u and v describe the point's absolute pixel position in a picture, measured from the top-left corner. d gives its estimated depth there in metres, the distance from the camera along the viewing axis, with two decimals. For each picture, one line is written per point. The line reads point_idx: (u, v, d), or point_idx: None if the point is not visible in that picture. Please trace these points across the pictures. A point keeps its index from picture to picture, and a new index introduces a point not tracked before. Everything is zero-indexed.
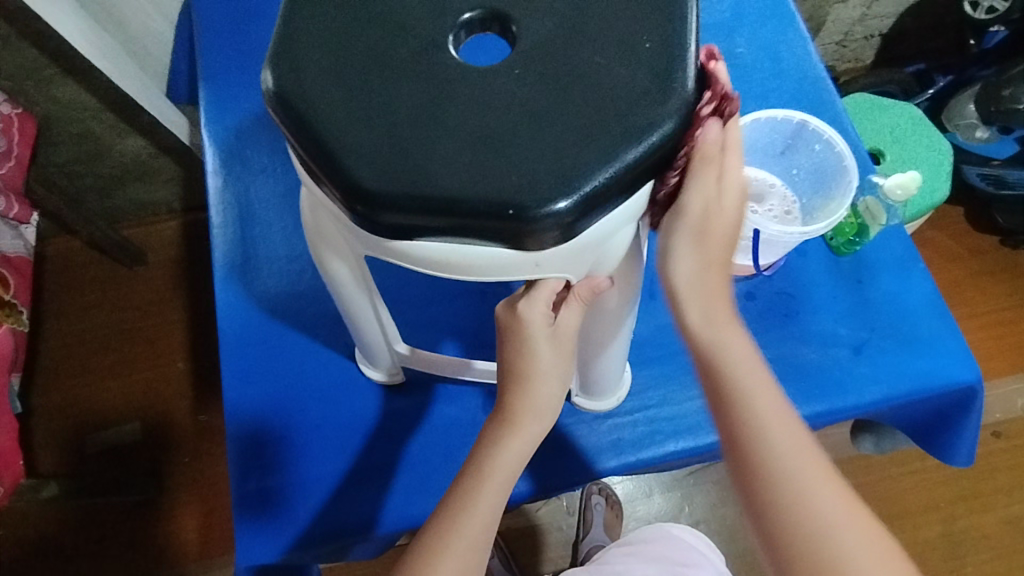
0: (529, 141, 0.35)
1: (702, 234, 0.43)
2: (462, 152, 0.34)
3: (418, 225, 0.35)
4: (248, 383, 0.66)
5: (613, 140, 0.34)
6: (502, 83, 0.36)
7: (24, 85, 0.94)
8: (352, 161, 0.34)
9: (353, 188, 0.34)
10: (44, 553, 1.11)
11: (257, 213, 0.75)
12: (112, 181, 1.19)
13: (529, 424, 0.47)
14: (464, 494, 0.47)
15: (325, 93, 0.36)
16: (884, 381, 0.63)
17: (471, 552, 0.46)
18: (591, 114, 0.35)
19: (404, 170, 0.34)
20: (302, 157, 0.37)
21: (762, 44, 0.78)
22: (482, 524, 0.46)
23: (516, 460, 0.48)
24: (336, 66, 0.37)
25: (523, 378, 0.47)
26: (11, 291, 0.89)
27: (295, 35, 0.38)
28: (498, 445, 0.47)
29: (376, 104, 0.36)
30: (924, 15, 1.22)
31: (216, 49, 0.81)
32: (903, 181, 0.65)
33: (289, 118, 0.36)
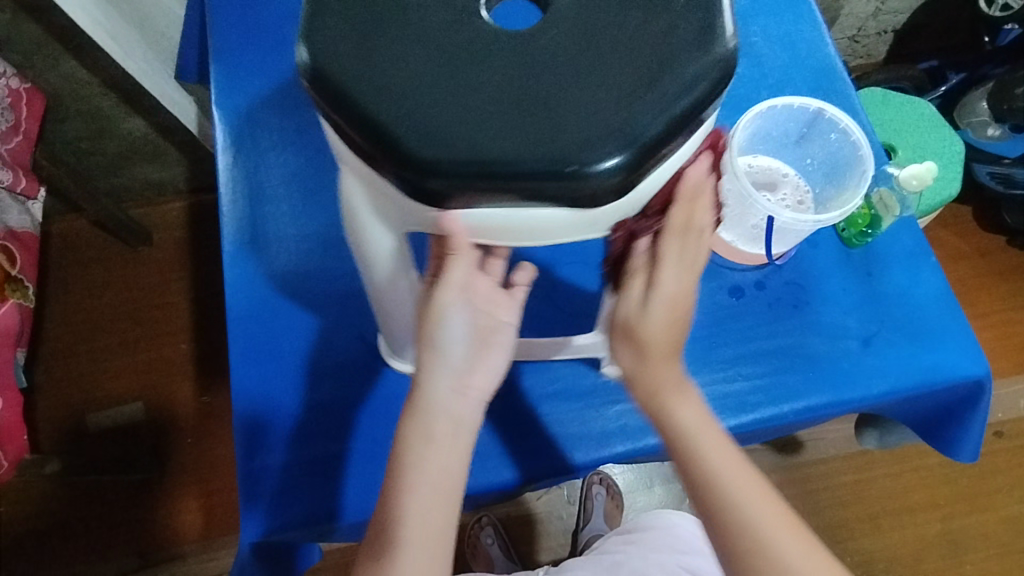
0: (576, 103, 0.34)
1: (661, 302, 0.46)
2: (509, 116, 0.34)
3: (460, 192, 0.34)
4: (254, 362, 0.66)
5: (657, 98, 0.35)
6: (535, 52, 0.36)
7: (33, 59, 0.94)
8: (398, 132, 0.34)
9: (391, 157, 0.34)
10: (45, 530, 1.11)
11: (266, 192, 0.74)
12: (117, 160, 1.19)
13: (435, 413, 0.44)
14: (395, 503, 0.45)
15: (355, 63, 0.36)
16: (892, 375, 0.62)
17: (421, 556, 0.44)
18: (625, 80, 0.35)
19: (453, 136, 0.34)
20: (336, 128, 0.37)
21: (778, 32, 0.77)
22: (425, 533, 0.45)
23: (431, 462, 0.45)
24: (369, 38, 0.37)
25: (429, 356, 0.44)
26: (18, 266, 0.89)
27: (322, 8, 0.38)
28: (415, 450, 0.45)
29: (409, 73, 0.35)
30: (937, 11, 1.21)
31: (225, 27, 0.81)
32: (919, 172, 0.65)
33: (321, 90, 0.36)
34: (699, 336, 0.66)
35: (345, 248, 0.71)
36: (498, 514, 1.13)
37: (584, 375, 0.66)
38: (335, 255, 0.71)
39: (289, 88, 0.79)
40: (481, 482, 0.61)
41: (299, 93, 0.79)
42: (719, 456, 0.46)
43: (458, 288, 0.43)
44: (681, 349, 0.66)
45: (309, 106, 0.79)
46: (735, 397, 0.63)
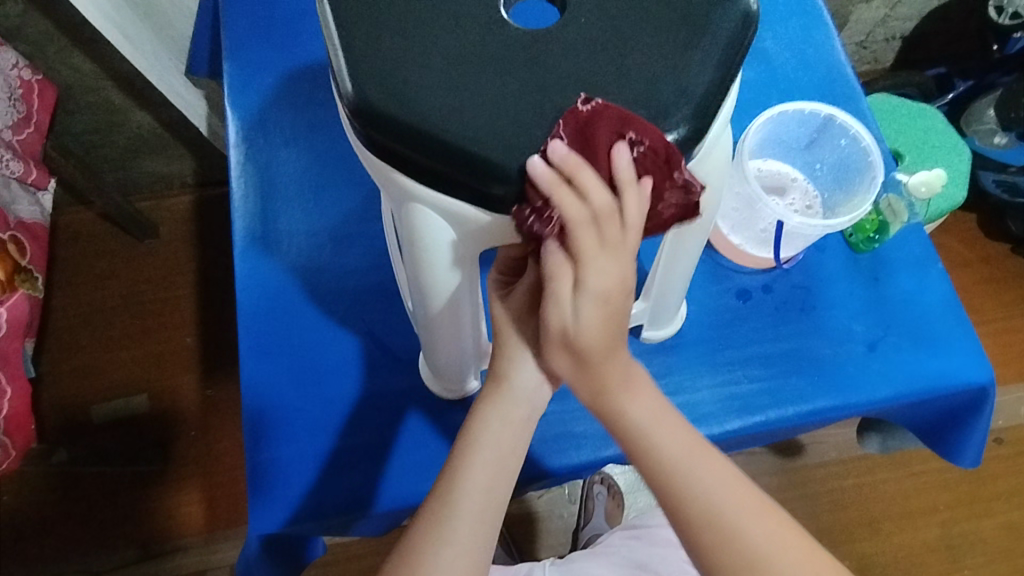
0: (622, 99, 0.39)
1: (567, 345, 0.41)
2: (571, 121, 0.39)
3: (546, 192, 0.39)
4: (265, 356, 0.67)
5: (688, 81, 0.40)
6: (567, 58, 0.40)
7: (46, 49, 0.94)
8: (481, 151, 0.38)
9: (476, 172, 0.38)
10: (49, 519, 1.12)
11: (277, 187, 0.75)
12: (126, 153, 1.19)
13: (511, 394, 0.48)
14: (454, 470, 0.47)
15: (405, 94, 0.39)
16: (897, 379, 0.63)
17: (478, 527, 0.46)
18: (650, 75, 0.40)
19: (530, 145, 0.38)
20: (397, 159, 0.39)
21: (788, 36, 0.78)
22: (479, 503, 0.46)
23: (500, 436, 0.47)
24: (414, 67, 0.40)
25: (519, 352, 0.47)
26: (28, 256, 0.89)
27: (352, 51, 0.41)
28: (486, 423, 0.47)
29: (461, 89, 0.39)
30: (946, 18, 1.21)
31: (239, 22, 0.81)
32: (928, 178, 0.65)
33: (377, 129, 0.39)
34: (707, 337, 0.67)
35: (355, 245, 0.72)
36: None
37: None
38: (345, 252, 0.72)
39: (300, 85, 0.79)
40: None
41: (310, 89, 0.80)
42: (689, 454, 0.44)
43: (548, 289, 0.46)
44: (691, 351, 0.67)
45: (320, 103, 0.79)
46: (741, 399, 0.64)
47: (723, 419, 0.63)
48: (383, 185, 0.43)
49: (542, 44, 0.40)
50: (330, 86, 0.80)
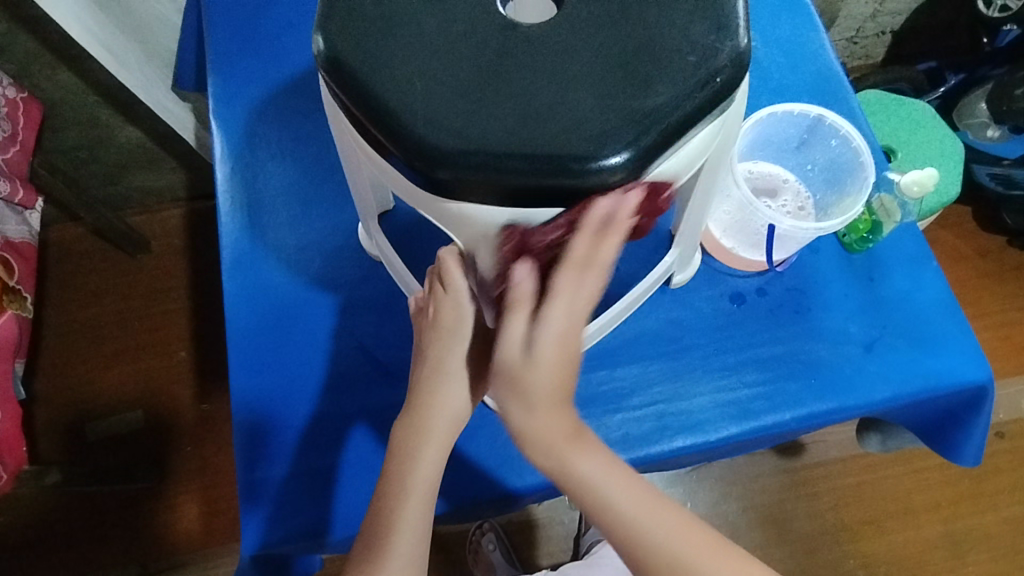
0: (640, 90, 0.40)
1: (514, 368, 0.43)
2: (596, 115, 0.40)
3: (594, 183, 0.40)
4: (255, 372, 0.66)
5: (695, 64, 0.41)
6: (576, 59, 0.41)
7: (30, 68, 0.93)
8: (517, 161, 0.39)
9: (544, 178, 0.40)
10: (46, 539, 1.11)
11: (265, 201, 0.74)
12: (116, 168, 1.18)
13: (440, 428, 0.48)
14: (393, 509, 0.47)
15: (441, 119, 0.40)
16: (894, 380, 0.62)
17: (409, 553, 0.47)
18: (660, 66, 0.41)
19: (561, 145, 0.39)
20: (454, 185, 0.41)
21: (777, 36, 0.77)
22: (412, 537, 0.47)
23: (433, 472, 0.48)
24: (430, 85, 0.40)
25: (438, 381, 0.47)
26: (16, 277, 0.88)
27: (367, 91, 0.41)
28: (417, 454, 0.47)
29: (480, 100, 0.40)
30: (936, 12, 1.21)
31: (222, 36, 0.80)
32: (920, 178, 0.64)
33: (426, 161, 0.40)
34: (701, 343, 0.66)
35: (345, 258, 0.71)
36: (499, 519, 1.12)
37: (592, 383, 0.65)
38: (335, 265, 0.71)
39: (287, 97, 0.79)
40: (482, 492, 0.61)
41: (295, 101, 0.79)
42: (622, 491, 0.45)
43: (453, 312, 0.46)
44: (689, 356, 0.66)
45: (308, 115, 0.78)
46: (737, 404, 0.63)
47: (718, 426, 0.62)
48: (439, 217, 0.45)
49: (546, 47, 0.41)
50: (316, 97, 0.79)
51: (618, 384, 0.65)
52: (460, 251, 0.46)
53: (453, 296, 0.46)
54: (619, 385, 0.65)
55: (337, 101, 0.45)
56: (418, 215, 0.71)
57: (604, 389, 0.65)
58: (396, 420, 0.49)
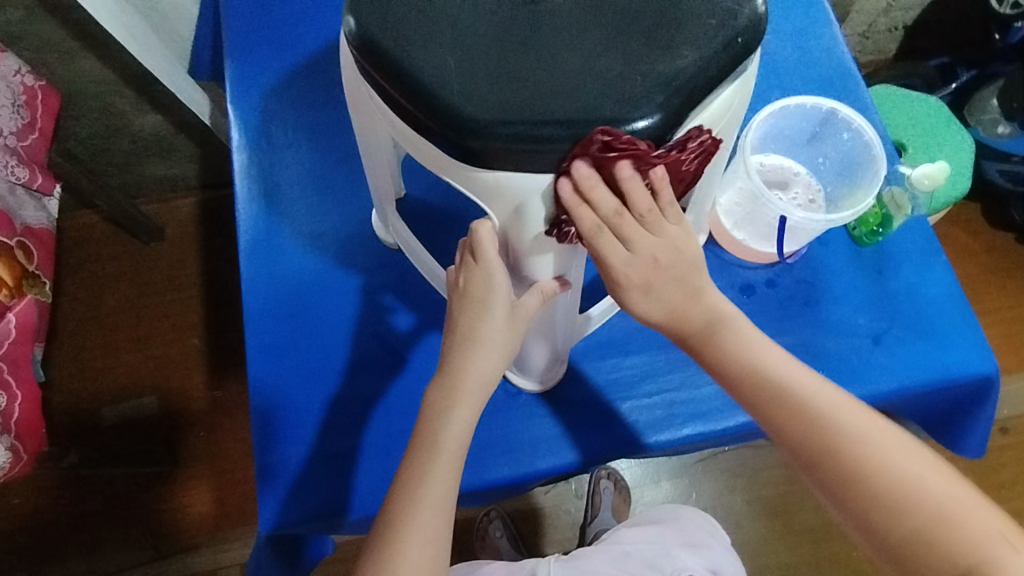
0: (664, 53, 0.41)
1: (515, 311, 0.48)
2: (625, 82, 0.41)
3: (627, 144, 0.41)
4: (271, 356, 0.67)
5: (716, 26, 0.42)
6: (599, 26, 0.42)
7: (48, 57, 0.94)
8: (551, 127, 0.40)
9: (576, 144, 0.41)
10: (62, 521, 1.13)
11: (282, 188, 0.75)
12: (131, 156, 1.20)
13: (470, 392, 0.47)
14: (423, 464, 0.47)
15: (473, 89, 0.41)
16: (902, 372, 0.63)
17: (432, 520, 0.46)
18: (683, 30, 0.42)
19: (593, 108, 0.40)
20: (486, 154, 0.41)
21: (790, 30, 0.77)
22: (440, 492, 0.46)
23: (465, 430, 0.47)
24: (461, 58, 0.41)
25: (466, 349, 0.47)
26: (35, 262, 0.90)
27: (398, 65, 0.42)
28: (448, 416, 0.47)
29: (510, 70, 0.41)
30: (948, 7, 1.21)
31: (240, 24, 0.81)
32: (930, 172, 0.64)
33: (459, 131, 0.41)
34: None
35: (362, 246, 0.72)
36: (505, 507, 1.14)
37: (602, 371, 0.66)
38: (350, 253, 0.72)
39: (301, 85, 0.80)
40: (494, 477, 0.61)
41: (312, 89, 0.80)
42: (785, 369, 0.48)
43: (485, 282, 0.47)
44: None
45: (324, 104, 0.79)
46: None
47: (727, 414, 0.63)
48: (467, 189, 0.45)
49: (569, 17, 0.42)
50: (331, 86, 0.80)
51: (628, 372, 0.66)
52: (492, 226, 0.47)
53: (484, 267, 0.47)
54: (628, 373, 0.66)
55: (365, 78, 0.45)
56: (431, 205, 0.72)
57: (614, 377, 0.66)
58: (428, 385, 0.49)
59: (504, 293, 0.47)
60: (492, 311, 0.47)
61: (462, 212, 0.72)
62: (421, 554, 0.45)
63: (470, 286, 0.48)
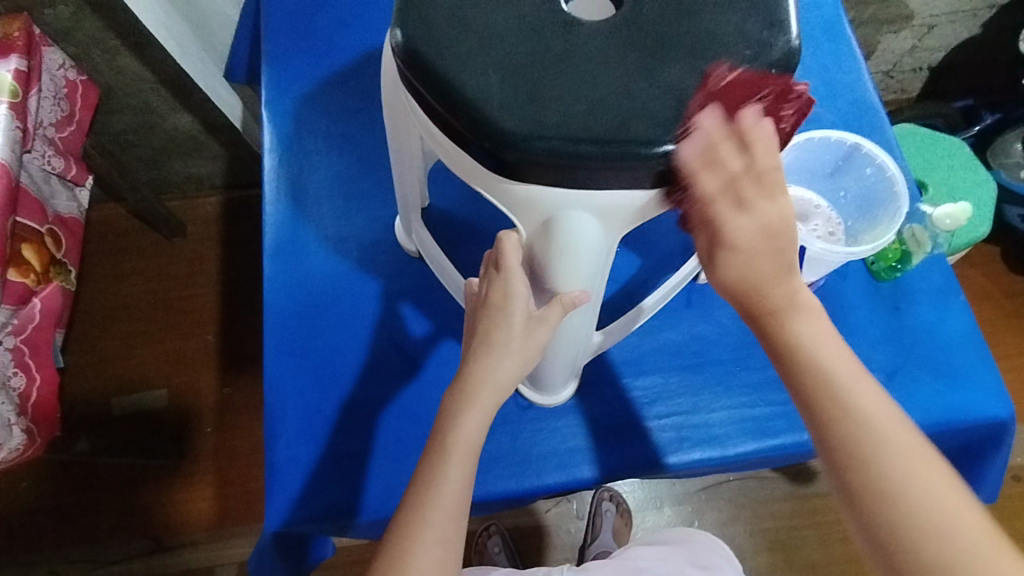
0: (699, 81, 0.42)
1: (532, 322, 0.49)
2: (658, 106, 0.42)
3: (658, 166, 0.42)
4: (287, 356, 0.68)
5: (749, 58, 0.43)
6: (637, 50, 0.43)
7: (91, 54, 0.97)
8: (587, 144, 0.41)
9: (609, 162, 0.41)
10: (66, 507, 1.14)
11: (309, 192, 0.77)
12: (161, 153, 1.22)
13: (485, 396, 0.48)
14: (434, 466, 0.48)
15: (512, 104, 0.42)
16: (916, 409, 0.63)
17: (442, 524, 0.47)
18: (718, 59, 0.43)
19: (625, 129, 0.41)
20: (520, 167, 0.43)
21: (816, 66, 0.78)
22: (452, 492, 0.47)
23: (475, 435, 0.49)
24: (502, 76, 0.43)
25: (486, 357, 0.48)
26: (62, 250, 0.92)
27: (442, 78, 0.43)
28: (458, 418, 0.48)
29: (549, 88, 0.42)
30: (974, 51, 1.21)
31: (278, 32, 0.83)
32: (953, 212, 0.65)
33: (497, 146, 0.42)
34: (724, 358, 0.67)
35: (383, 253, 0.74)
36: (505, 522, 1.14)
37: (613, 390, 0.66)
38: (371, 258, 0.73)
39: (334, 94, 0.82)
40: (500, 489, 0.62)
41: (344, 98, 0.82)
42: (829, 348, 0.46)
43: (505, 291, 0.48)
44: (710, 370, 0.66)
45: (355, 113, 0.81)
46: (755, 422, 0.64)
47: (736, 441, 0.63)
48: (497, 201, 0.46)
49: (608, 40, 0.43)
50: (363, 96, 0.82)
51: (639, 393, 0.66)
52: (518, 238, 0.48)
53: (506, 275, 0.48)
54: (639, 394, 0.66)
55: (406, 88, 0.47)
56: (454, 216, 0.74)
57: (625, 397, 0.66)
58: (445, 392, 0.50)
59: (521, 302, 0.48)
60: (511, 320, 0.48)
61: (484, 226, 0.73)
62: (432, 552, 0.46)
63: (492, 295, 0.49)
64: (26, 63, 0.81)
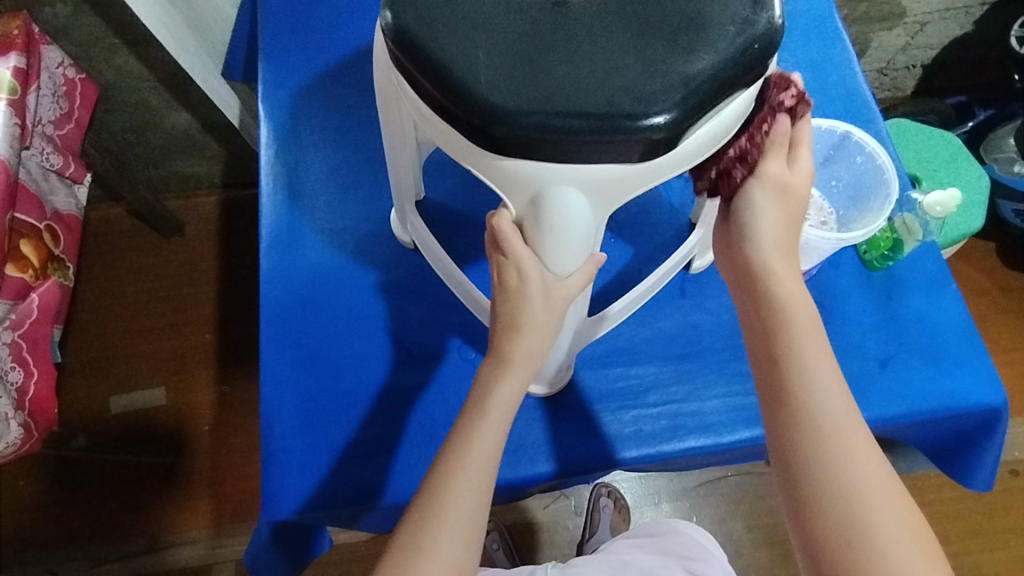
0: (683, 56, 0.43)
1: (548, 300, 0.49)
2: (644, 80, 0.42)
3: (645, 139, 0.42)
4: (283, 346, 0.68)
5: (734, 34, 0.43)
6: (621, 28, 0.44)
7: (90, 52, 0.97)
8: (574, 117, 0.42)
9: (596, 136, 0.42)
10: (64, 505, 1.14)
11: (306, 185, 0.77)
12: (160, 152, 1.23)
13: (520, 365, 0.49)
14: (466, 427, 0.49)
15: (499, 79, 0.42)
16: (909, 397, 0.63)
17: (472, 482, 0.47)
18: (703, 35, 0.43)
19: (612, 102, 0.42)
20: (508, 141, 0.43)
21: (808, 59, 0.79)
22: (483, 453, 0.48)
23: (510, 400, 0.50)
24: (490, 53, 0.43)
25: (515, 332, 0.49)
26: (61, 246, 0.92)
27: (430, 55, 0.44)
28: (493, 385, 0.49)
29: (536, 65, 0.43)
30: (967, 48, 1.22)
31: (275, 28, 0.84)
32: (943, 199, 0.65)
33: (485, 120, 0.42)
34: (717, 348, 0.67)
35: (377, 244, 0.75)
36: (504, 519, 1.14)
37: (607, 380, 0.67)
38: (368, 250, 0.74)
39: (330, 89, 0.82)
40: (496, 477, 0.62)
41: (340, 93, 0.82)
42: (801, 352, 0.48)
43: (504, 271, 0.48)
44: (704, 359, 0.67)
45: (351, 107, 0.82)
46: (749, 410, 0.64)
47: (730, 429, 0.63)
48: (485, 178, 0.47)
49: (593, 19, 0.44)
50: (359, 91, 0.83)
51: (633, 381, 0.66)
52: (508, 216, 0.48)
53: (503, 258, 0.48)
54: (633, 383, 0.66)
55: (396, 67, 0.47)
56: (450, 209, 0.74)
57: (620, 386, 0.66)
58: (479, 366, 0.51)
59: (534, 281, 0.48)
60: (529, 298, 0.48)
61: (479, 218, 0.74)
62: (462, 509, 0.47)
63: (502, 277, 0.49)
64: (25, 60, 0.81)
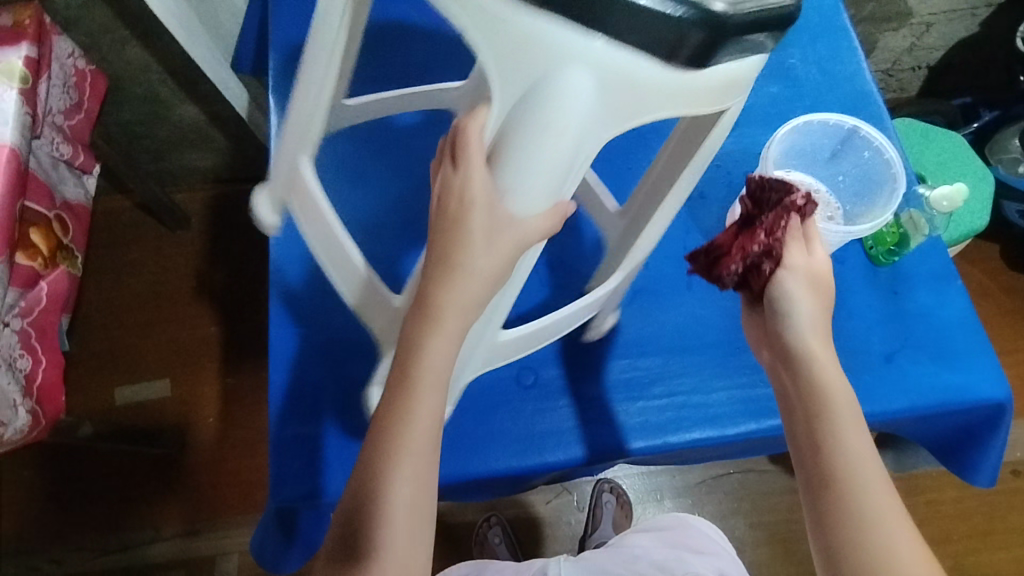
0: None
1: (494, 235, 0.43)
2: None
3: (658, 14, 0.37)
4: (291, 335, 0.69)
5: None
6: None
7: (100, 43, 0.98)
8: None
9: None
10: (68, 494, 1.15)
11: (314, 176, 0.78)
12: (167, 145, 1.24)
13: (452, 319, 0.43)
14: (402, 398, 0.44)
15: None
16: (914, 392, 0.63)
17: (421, 461, 0.44)
18: None
19: None
20: None
21: (815, 56, 0.80)
22: (424, 430, 0.44)
23: (446, 360, 0.44)
24: None
25: (447, 271, 0.43)
26: (69, 235, 0.92)
27: None
28: (424, 343, 0.44)
29: None
30: (973, 49, 1.23)
31: (285, 19, 0.84)
32: (950, 194, 0.65)
33: None
34: (723, 340, 0.68)
35: (384, 235, 0.76)
36: (506, 514, 1.14)
37: (614, 371, 0.67)
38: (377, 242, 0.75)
39: None
40: (501, 466, 0.62)
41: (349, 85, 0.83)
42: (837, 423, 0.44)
43: (461, 182, 0.43)
44: (710, 352, 0.67)
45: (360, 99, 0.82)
46: (755, 402, 0.65)
47: (736, 421, 0.64)
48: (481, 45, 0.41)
49: None
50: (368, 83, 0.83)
51: (640, 372, 0.67)
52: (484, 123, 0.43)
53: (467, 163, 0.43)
54: (640, 374, 0.67)
55: None
56: None
57: (626, 377, 0.67)
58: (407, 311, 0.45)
59: (482, 208, 0.43)
60: (474, 222, 0.42)
61: None
62: (403, 492, 0.44)
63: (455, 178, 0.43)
64: (36, 50, 0.80)
